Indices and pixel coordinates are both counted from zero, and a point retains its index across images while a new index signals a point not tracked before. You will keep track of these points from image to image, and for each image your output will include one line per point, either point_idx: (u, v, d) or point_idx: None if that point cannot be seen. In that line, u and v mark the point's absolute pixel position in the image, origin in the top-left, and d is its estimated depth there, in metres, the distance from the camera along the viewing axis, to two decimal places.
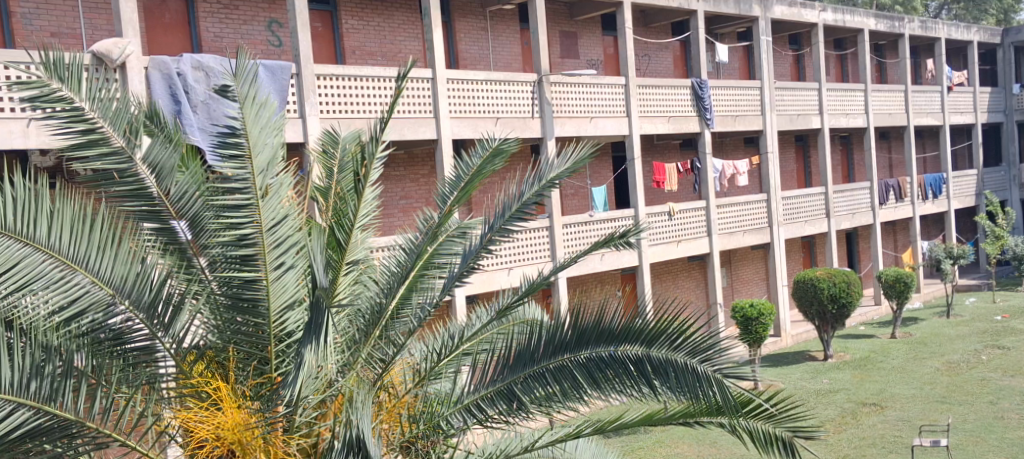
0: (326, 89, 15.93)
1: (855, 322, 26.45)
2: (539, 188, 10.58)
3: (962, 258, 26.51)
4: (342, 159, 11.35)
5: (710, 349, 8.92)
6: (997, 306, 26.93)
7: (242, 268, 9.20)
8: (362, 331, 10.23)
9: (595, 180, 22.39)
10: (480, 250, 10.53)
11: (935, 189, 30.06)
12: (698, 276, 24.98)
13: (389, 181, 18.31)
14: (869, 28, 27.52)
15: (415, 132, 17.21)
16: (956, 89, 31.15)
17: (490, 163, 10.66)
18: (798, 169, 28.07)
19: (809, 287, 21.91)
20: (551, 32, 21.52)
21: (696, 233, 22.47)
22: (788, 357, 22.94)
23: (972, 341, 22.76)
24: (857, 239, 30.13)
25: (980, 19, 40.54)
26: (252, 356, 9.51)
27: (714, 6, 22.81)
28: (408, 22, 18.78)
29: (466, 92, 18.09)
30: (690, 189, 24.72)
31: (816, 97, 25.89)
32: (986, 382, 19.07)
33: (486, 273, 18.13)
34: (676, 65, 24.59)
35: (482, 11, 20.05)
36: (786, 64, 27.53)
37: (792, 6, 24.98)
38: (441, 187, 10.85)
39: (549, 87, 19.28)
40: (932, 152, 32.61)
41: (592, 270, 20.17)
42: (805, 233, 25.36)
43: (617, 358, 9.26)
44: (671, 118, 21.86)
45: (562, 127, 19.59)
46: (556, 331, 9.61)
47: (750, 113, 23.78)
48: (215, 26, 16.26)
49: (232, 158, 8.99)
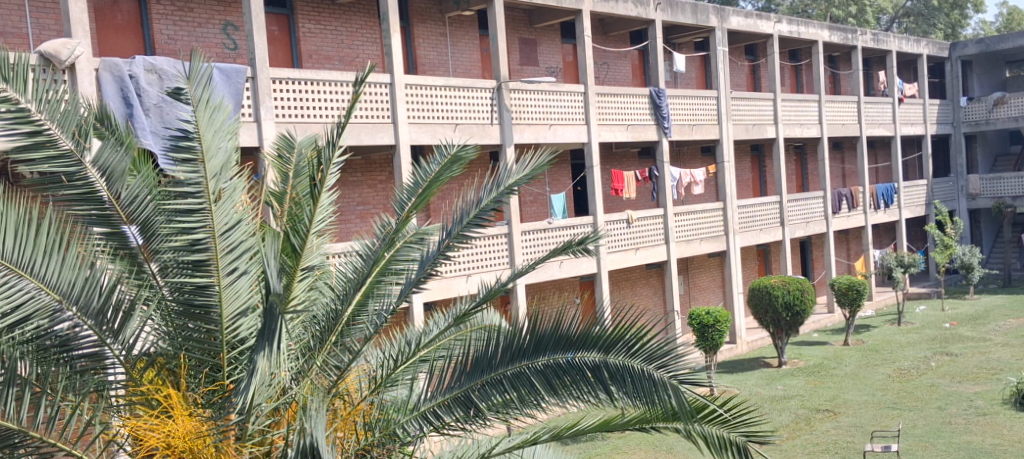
0: (282, 93, 15.80)
1: (808, 329, 26.67)
2: (497, 195, 10.58)
3: (912, 266, 26.81)
4: (297, 164, 11.20)
5: (666, 355, 8.93)
6: (946, 313, 27.30)
7: (194, 273, 9.05)
8: (317, 338, 10.25)
9: (555, 187, 22.39)
10: (437, 256, 10.60)
11: (887, 198, 30.39)
12: (656, 284, 25.09)
13: (347, 186, 18.18)
14: (823, 39, 27.76)
15: (374, 137, 17.14)
16: (907, 101, 31.56)
17: (448, 170, 10.65)
18: (753, 178, 28.28)
19: (763, 294, 22.01)
20: (510, 39, 21.50)
21: (654, 241, 22.55)
22: (743, 363, 23.05)
23: (922, 348, 23.03)
24: (811, 248, 30.43)
25: (929, 33, 40.73)
26: (204, 363, 9.38)
27: (672, 16, 22.91)
28: (366, 27, 18.69)
29: (425, 98, 18.02)
30: (648, 197, 24.84)
31: (772, 107, 26.08)
32: (935, 388, 19.30)
33: (443, 280, 18.01)
34: (634, 73, 24.67)
35: (441, 17, 20.00)
36: (742, 73, 27.73)
37: (749, 17, 25.12)
38: (399, 193, 10.83)
39: (508, 94, 19.25)
40: (884, 163, 33.02)
41: (551, 277, 20.15)
42: (760, 241, 25.54)
43: (575, 365, 9.23)
44: (629, 126, 21.93)
45: (521, 134, 19.57)
46: (513, 338, 9.58)
47: (706, 122, 23.91)
48: (169, 28, 16.06)
49: (184, 161, 9.00)
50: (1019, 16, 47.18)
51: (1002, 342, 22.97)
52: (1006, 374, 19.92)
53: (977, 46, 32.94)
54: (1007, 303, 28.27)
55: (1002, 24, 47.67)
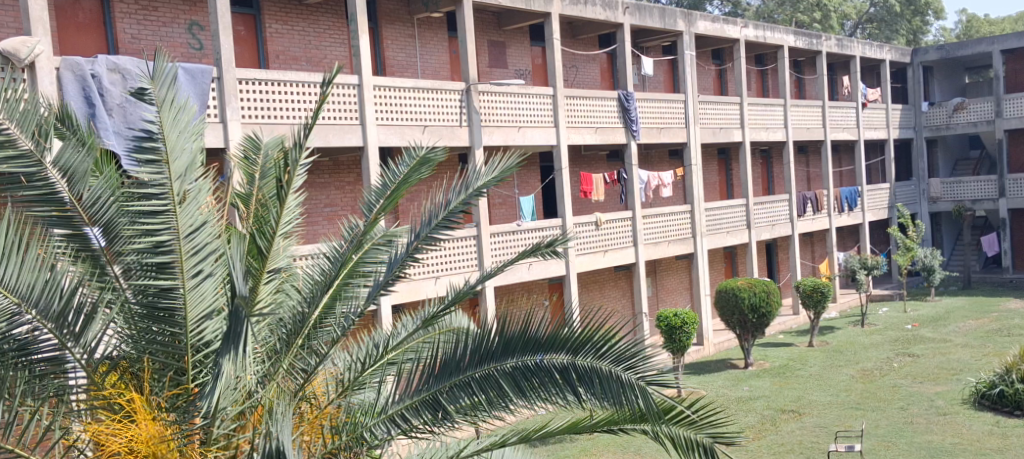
0: (249, 94, 15.66)
1: (774, 331, 26.79)
2: (466, 197, 10.57)
3: (876, 268, 26.97)
4: (263, 165, 11.11)
5: (634, 356, 8.93)
6: (908, 315, 27.50)
7: (157, 275, 8.98)
8: (283, 341, 10.16)
9: (523, 189, 22.36)
10: (406, 258, 10.53)
11: (850, 201, 30.59)
12: (624, 286, 25.11)
13: (314, 188, 18.04)
14: (789, 44, 27.90)
15: (341, 139, 17.05)
16: (870, 105, 31.79)
17: (416, 172, 10.63)
18: (720, 181, 28.37)
19: (729, 296, 22.09)
20: (479, 41, 21.45)
21: (622, 243, 22.57)
22: (710, 365, 23.10)
23: (885, 349, 23.19)
24: (776, 250, 30.58)
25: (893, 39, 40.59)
26: (168, 366, 9.27)
27: (640, 19, 22.93)
28: (333, 28, 18.57)
29: (393, 99, 17.93)
30: (616, 200, 24.86)
31: (738, 111, 26.17)
32: (898, 388, 19.43)
33: (412, 282, 17.92)
34: (603, 77, 24.68)
35: (409, 19, 19.92)
36: (709, 78, 27.82)
37: (715, 22, 25.21)
38: (367, 195, 10.79)
39: (476, 96, 19.19)
40: (848, 167, 33.23)
41: (519, 279, 20.11)
42: (726, 244, 25.63)
43: (543, 367, 9.21)
44: (597, 129, 21.94)
45: (489, 136, 19.53)
46: (481, 341, 9.55)
47: (673, 125, 23.96)
48: (133, 27, 15.89)
49: (148, 162, 8.90)
50: (977, 24, 47.65)
51: (962, 343, 23.19)
52: (967, 375, 20.10)
53: (938, 52, 33.29)
54: (968, 305, 28.54)
55: (960, 31, 48.10)
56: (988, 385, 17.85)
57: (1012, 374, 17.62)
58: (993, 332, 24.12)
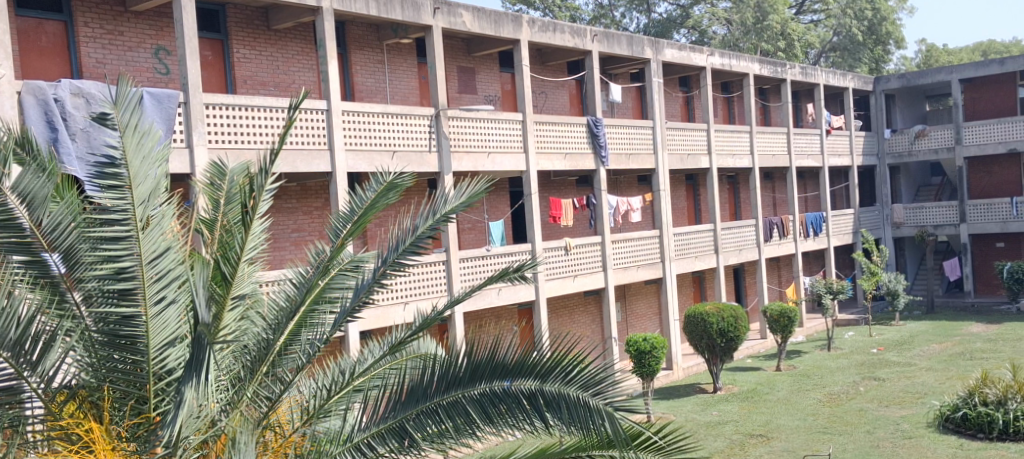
0: (216, 119, 15.60)
1: (742, 355, 26.87)
2: (433, 222, 10.71)
3: (841, 293, 27.12)
4: (228, 190, 10.98)
5: (602, 382, 8.93)
6: (872, 339, 27.66)
7: (119, 302, 8.89)
8: (248, 368, 10.22)
9: (492, 214, 22.33)
10: (373, 284, 10.60)
11: (815, 227, 30.78)
12: (593, 311, 25.12)
13: (280, 213, 17.92)
14: (754, 72, 28.12)
15: (309, 164, 16.99)
16: (834, 133, 32.05)
17: (385, 197, 10.75)
18: (687, 207, 28.51)
19: (698, 321, 22.16)
20: (448, 67, 21.48)
21: (592, 268, 22.61)
22: (678, 390, 23.10)
23: (851, 373, 23.33)
24: (744, 275, 30.75)
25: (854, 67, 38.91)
26: (129, 394, 9.22)
27: (608, 47, 23.07)
28: (301, 53, 18.53)
29: (362, 125, 17.89)
30: (585, 225, 24.89)
31: (705, 137, 26.33)
32: (864, 412, 19.53)
33: (380, 308, 17.84)
34: (571, 103, 24.77)
35: (378, 44, 19.91)
36: (676, 104, 27.98)
37: (682, 50, 25.39)
38: (334, 221, 10.88)
39: (445, 122, 19.20)
40: (813, 192, 33.48)
41: (489, 304, 20.09)
42: (694, 269, 25.71)
43: (511, 393, 9.27)
44: (567, 155, 21.99)
45: (459, 162, 19.53)
46: (448, 367, 9.61)
47: (641, 152, 24.06)
48: (97, 51, 15.79)
49: (111, 188, 8.83)
50: (936, 54, 48.37)
51: (926, 367, 23.33)
52: (931, 398, 20.23)
53: (899, 81, 33.57)
54: (931, 329, 28.74)
55: (919, 60, 48.59)
56: (952, 408, 17.94)
57: (975, 397, 17.73)
58: (956, 356, 24.31)
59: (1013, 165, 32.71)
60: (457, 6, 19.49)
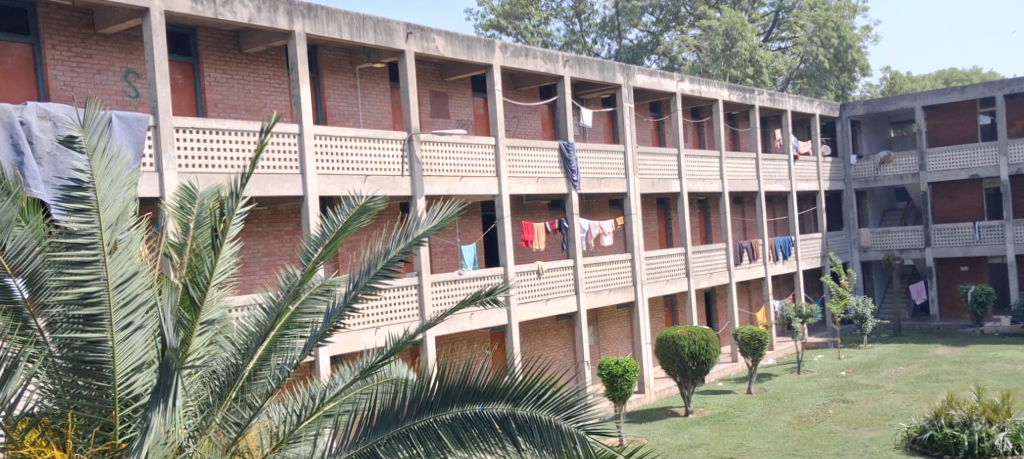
0: (186, 143, 15.53)
1: (713, 378, 26.93)
2: (406, 246, 10.85)
3: (810, 317, 27.25)
4: (198, 214, 10.90)
5: (575, 405, 9.07)
6: (841, 362, 27.80)
7: (85, 328, 8.82)
8: (216, 393, 10.38)
9: (465, 238, 22.31)
10: (344, 308, 10.68)
11: (784, 250, 30.96)
12: (566, 335, 25.10)
13: (250, 237, 17.81)
14: (722, 98, 28.32)
15: (280, 188, 16.92)
16: (801, 158, 32.32)
17: (356, 220, 10.90)
18: (659, 230, 28.61)
19: (670, 344, 22.19)
20: (420, 91, 21.50)
21: (564, 292, 22.60)
22: (650, 413, 23.08)
23: (820, 396, 23.42)
24: (714, 298, 30.86)
25: (821, 95, 39.03)
26: (94, 422, 9.16)
27: (580, 72, 23.18)
28: (273, 76, 18.47)
29: (334, 148, 17.85)
30: (557, 249, 24.91)
31: (676, 162, 26.48)
32: (833, 434, 19.61)
33: (350, 333, 17.74)
34: (544, 127, 24.83)
35: (351, 68, 19.90)
36: (647, 129, 28.12)
37: (653, 76, 25.57)
38: (305, 244, 11.01)
39: (418, 146, 19.19)
40: (782, 216, 33.70)
41: (461, 328, 20.04)
42: (666, 292, 25.79)
43: (483, 417, 9.37)
44: (539, 179, 22.03)
45: (432, 186, 19.52)
46: (420, 391, 9.71)
47: (613, 176, 24.15)
48: (65, 74, 15.69)
49: (77, 211, 8.76)
50: (900, 81, 48.96)
51: (894, 389, 23.46)
52: (899, 420, 20.33)
53: (864, 108, 33.90)
54: (899, 351, 28.92)
55: (883, 88, 49.04)
56: (918, 429, 18.02)
57: (941, 418, 17.77)
58: (924, 378, 24.47)
59: (975, 189, 33.13)
60: (429, 31, 19.55)
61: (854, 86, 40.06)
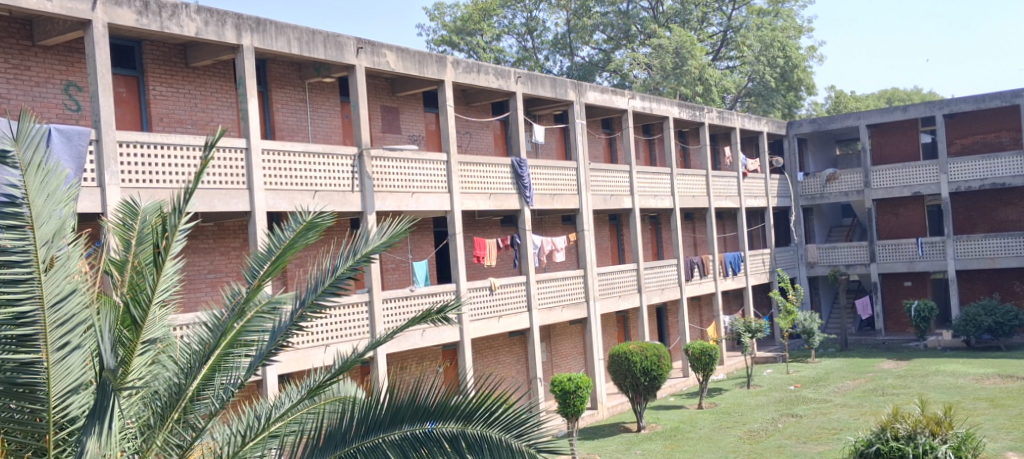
0: (129, 157, 15.26)
1: (665, 393, 26.95)
2: (354, 262, 10.90)
3: (759, 331, 27.36)
4: (140, 230, 10.70)
5: (525, 424, 9.72)
6: (790, 376, 27.95)
7: (17, 349, 8.69)
8: (158, 415, 10.23)
9: (416, 254, 22.13)
10: (289, 327, 10.80)
11: (734, 266, 31.13)
12: (519, 351, 24.98)
13: (195, 253, 17.52)
14: (673, 115, 28.43)
15: (227, 204, 16.67)
16: (750, 175, 32.53)
17: (303, 237, 10.89)
18: (611, 246, 28.63)
19: (622, 360, 22.15)
20: (372, 106, 21.34)
21: (516, 308, 22.48)
22: (603, 429, 23.03)
23: (770, 410, 23.50)
24: (666, 314, 30.94)
25: (768, 113, 39.69)
26: (26, 446, 9.02)
27: (532, 89, 23.16)
28: (220, 91, 18.19)
29: (283, 164, 17.62)
30: (509, 265, 24.78)
31: (627, 179, 26.51)
32: (783, 449, 19.67)
33: (298, 351, 17.50)
34: (496, 143, 24.74)
35: (300, 83, 19.69)
36: (599, 146, 28.15)
37: (605, 93, 25.59)
38: (251, 260, 10.84)
39: (369, 162, 19.03)
40: (731, 232, 33.88)
41: (412, 345, 19.87)
42: (619, 308, 25.79)
43: (433, 436, 9.83)
44: (491, 195, 21.92)
45: (383, 201, 19.34)
46: (369, 411, 10.07)
47: (565, 192, 24.12)
48: (2, 86, 15.33)
49: (10, 228, 8.57)
50: (845, 100, 49.58)
51: (841, 404, 23.60)
52: (847, 433, 20.44)
53: (811, 125, 34.22)
54: (846, 366, 29.14)
55: (829, 106, 49.50)
56: (865, 443, 17.16)
57: (887, 432, 16.97)
58: (870, 392, 24.66)
59: (917, 206, 33.57)
60: (381, 46, 19.42)
61: (800, 106, 40.76)
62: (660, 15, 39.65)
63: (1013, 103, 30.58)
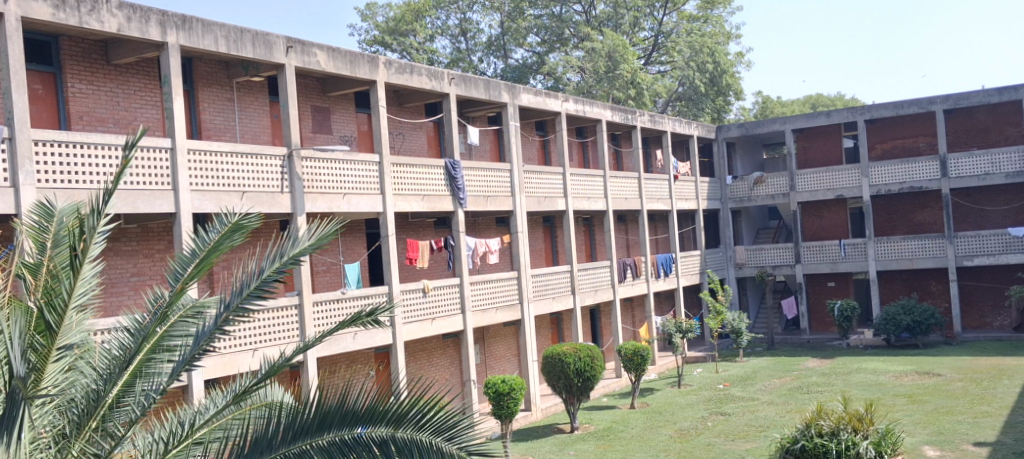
0: (46, 157, 14.83)
1: (598, 394, 26.96)
2: (281, 264, 10.82)
3: (690, 332, 27.51)
4: (56, 233, 10.34)
5: (455, 427, 10.15)
6: (719, 375, 28.16)
7: None
8: (74, 423, 10.19)
9: (348, 256, 21.86)
10: (214, 331, 10.65)
11: (666, 268, 31.29)
12: (452, 354, 24.79)
13: (117, 256, 17.10)
14: (606, 118, 28.49)
15: (151, 205, 16.30)
16: (681, 178, 32.70)
17: (228, 238, 10.81)
18: (545, 248, 28.60)
19: (556, 362, 22.10)
20: (302, 106, 21.04)
21: (450, 311, 22.31)
22: (536, 431, 22.95)
23: (700, 409, 23.61)
24: (599, 315, 30.99)
25: (699, 117, 39.16)
26: None
27: (465, 90, 23.02)
28: (144, 89, 17.74)
29: (209, 164, 17.26)
30: (443, 267, 24.58)
31: (561, 181, 26.49)
32: (711, 447, 19.78)
33: (224, 356, 17.18)
34: (429, 145, 24.52)
35: (228, 82, 19.33)
36: (533, 148, 28.11)
37: (538, 95, 25.55)
38: (174, 263, 10.85)
39: (299, 162, 18.73)
40: (663, 234, 34.07)
41: (344, 349, 19.61)
42: (553, 310, 25.75)
43: (362, 440, 10.16)
44: (424, 197, 21.72)
45: (313, 203, 19.06)
46: (296, 416, 10.30)
47: (499, 195, 24.01)
48: None
49: None
50: (771, 106, 50.30)
51: (767, 401, 23.81)
52: (773, 431, 20.60)
53: (739, 130, 34.60)
54: (773, 365, 29.44)
55: (756, 111, 50.16)
56: (790, 440, 17.22)
57: (811, 428, 17.08)
58: (795, 389, 24.92)
59: (841, 209, 34.06)
60: (311, 45, 19.16)
61: (729, 110, 40.85)
62: (593, 19, 39.76)
63: (930, 109, 31.24)
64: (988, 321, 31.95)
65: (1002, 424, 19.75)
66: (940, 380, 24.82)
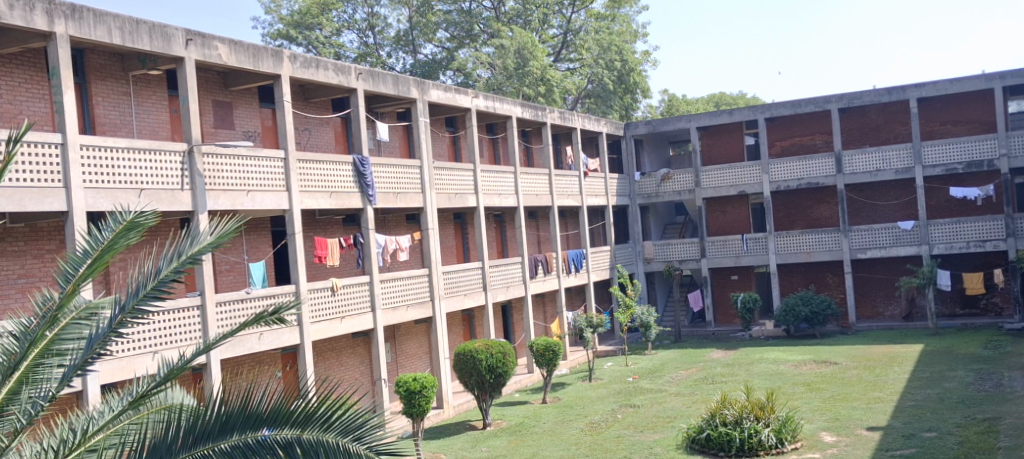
0: None
1: (510, 390, 26.79)
2: (177, 264, 10.53)
3: (600, 326, 27.49)
4: None
5: (362, 428, 10.25)
6: (629, 368, 28.27)
7: None
8: None
9: (253, 255, 21.30)
10: (107, 334, 10.41)
11: (577, 263, 31.25)
12: (362, 353, 24.34)
13: (3, 257, 16.37)
14: (516, 115, 28.28)
15: (39, 203, 15.66)
16: (591, 174, 32.71)
17: (122, 237, 10.37)
18: (456, 245, 28.30)
19: (467, 358, 21.86)
20: (202, 101, 20.44)
21: (360, 309, 21.90)
22: (448, 428, 22.71)
23: (610, 402, 23.60)
24: (511, 312, 30.87)
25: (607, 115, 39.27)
26: None
27: (372, 85, 22.59)
28: (29, 81, 16.99)
29: (104, 160, 16.62)
30: (352, 265, 24.13)
31: (471, 177, 26.23)
32: (621, 438, 19.73)
33: (120, 360, 16.64)
34: (337, 140, 23.90)
35: (124, 75, 18.62)
36: (443, 144, 27.79)
37: (447, 91, 25.24)
38: (65, 263, 10.41)
39: (200, 158, 18.12)
40: (573, 230, 34.07)
41: (248, 350, 19.10)
42: (464, 306, 25.48)
43: (266, 443, 10.17)
44: (331, 193, 21.24)
45: (215, 200, 18.47)
46: (196, 420, 10.24)
47: (409, 191, 23.65)
48: None
49: None
50: (677, 104, 50.81)
51: (675, 393, 23.90)
52: (680, 422, 20.67)
53: (646, 127, 34.79)
54: (680, 357, 29.66)
55: (663, 109, 50.57)
56: (696, 430, 18.20)
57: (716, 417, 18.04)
58: (701, 380, 25.11)
59: (743, 204, 34.44)
60: (211, 38, 18.55)
61: (637, 107, 40.92)
62: (502, 15, 39.60)
63: (826, 107, 31.80)
64: (881, 311, 32.68)
65: (893, 409, 20.12)
66: (837, 368, 25.24)
